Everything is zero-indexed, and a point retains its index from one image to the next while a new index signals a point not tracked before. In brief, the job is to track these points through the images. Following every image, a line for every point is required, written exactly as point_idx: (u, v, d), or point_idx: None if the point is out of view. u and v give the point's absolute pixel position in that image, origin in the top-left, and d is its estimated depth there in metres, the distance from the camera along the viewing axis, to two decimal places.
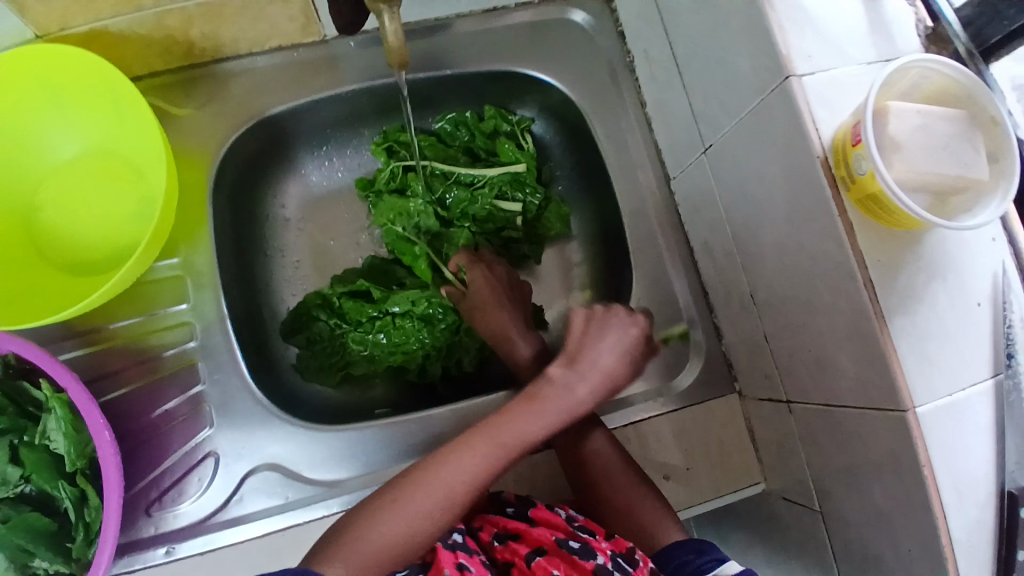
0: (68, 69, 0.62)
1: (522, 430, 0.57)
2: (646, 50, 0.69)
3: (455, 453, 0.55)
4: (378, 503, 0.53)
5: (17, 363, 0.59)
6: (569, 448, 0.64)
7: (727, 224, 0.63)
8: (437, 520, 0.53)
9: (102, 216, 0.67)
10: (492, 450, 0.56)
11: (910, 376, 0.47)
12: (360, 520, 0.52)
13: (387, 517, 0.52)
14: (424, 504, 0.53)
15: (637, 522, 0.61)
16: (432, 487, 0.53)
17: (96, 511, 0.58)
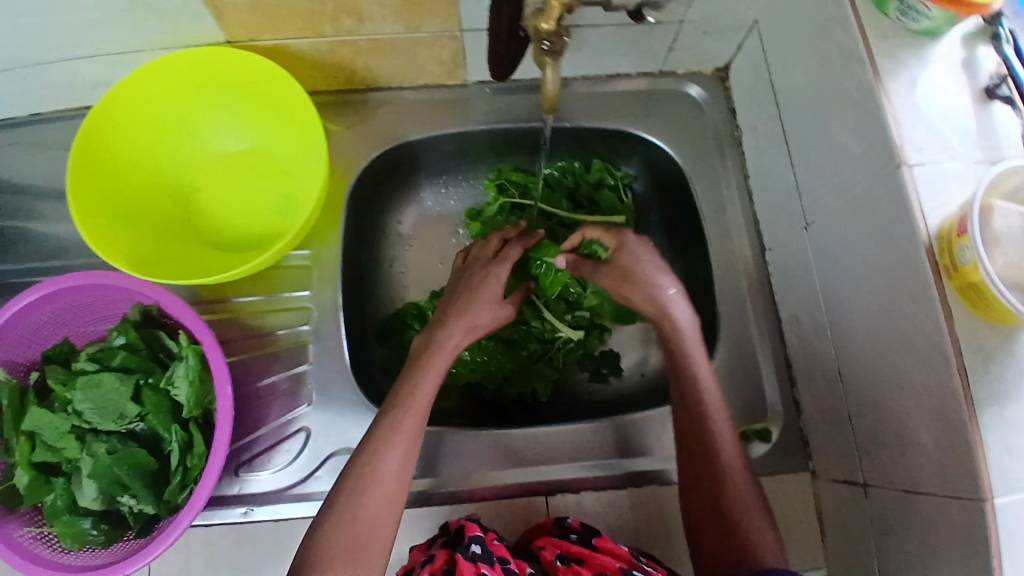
0: (241, 73, 0.71)
1: (428, 392, 0.62)
2: (756, 127, 0.74)
3: (388, 427, 0.59)
4: (337, 491, 0.57)
5: (157, 314, 0.67)
6: (695, 425, 0.62)
7: (820, 298, 0.65)
8: (401, 485, 0.58)
9: (245, 205, 0.74)
10: (415, 415, 0.60)
11: (993, 466, 0.48)
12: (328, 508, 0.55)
13: (354, 499, 0.55)
14: (382, 480, 0.57)
15: (741, 528, 0.58)
16: (381, 466, 0.57)
17: (199, 458, 0.63)
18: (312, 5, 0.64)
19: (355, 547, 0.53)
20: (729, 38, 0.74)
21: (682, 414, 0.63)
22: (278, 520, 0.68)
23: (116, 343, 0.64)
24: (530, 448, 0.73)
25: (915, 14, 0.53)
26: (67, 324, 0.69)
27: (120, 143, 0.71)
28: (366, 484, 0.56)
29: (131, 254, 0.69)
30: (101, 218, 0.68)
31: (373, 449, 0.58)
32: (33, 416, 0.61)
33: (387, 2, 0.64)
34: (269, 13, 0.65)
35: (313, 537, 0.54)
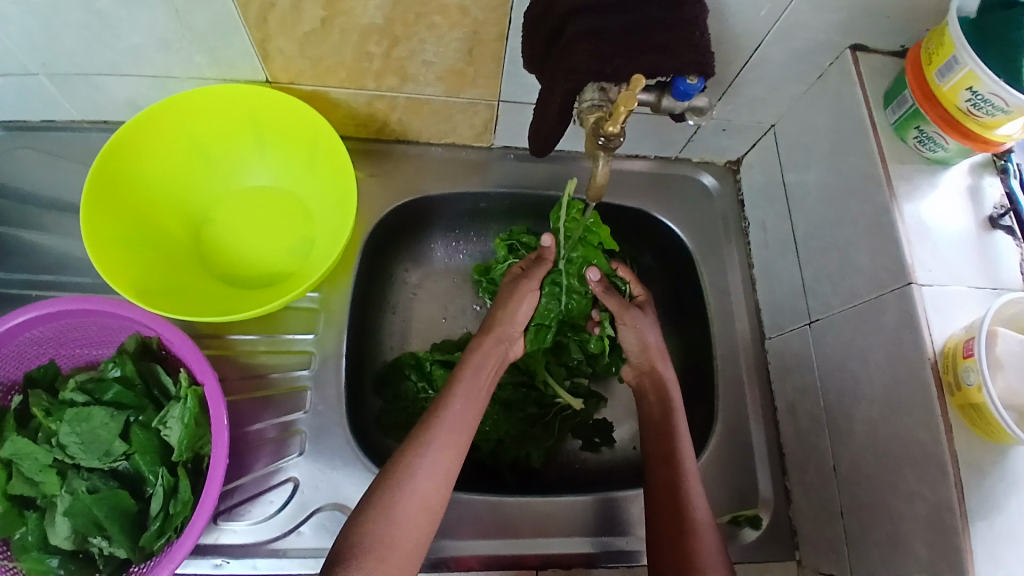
0: (276, 115, 0.71)
1: (465, 396, 0.65)
2: (764, 221, 0.77)
3: (428, 429, 0.62)
4: (375, 488, 0.60)
5: (156, 347, 0.62)
6: (669, 464, 0.64)
7: (820, 394, 0.67)
8: (442, 486, 0.61)
9: (261, 242, 0.73)
10: (453, 417, 0.64)
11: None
12: (363, 504, 0.59)
13: (392, 498, 0.58)
14: (419, 481, 0.60)
15: (697, 567, 0.58)
16: (418, 468, 0.60)
17: (183, 506, 0.57)
18: (361, 62, 0.66)
19: (387, 546, 0.57)
20: (745, 137, 0.78)
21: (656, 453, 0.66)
22: None
23: (110, 375, 0.60)
24: (524, 518, 0.72)
25: (932, 145, 0.59)
26: (59, 346, 0.65)
27: (144, 168, 0.69)
28: (404, 484, 0.59)
29: (139, 283, 0.66)
30: (113, 244, 0.66)
31: (413, 449, 0.61)
32: (15, 445, 0.57)
33: (436, 68, 0.67)
34: (318, 64, 0.66)
35: (350, 531, 0.57)
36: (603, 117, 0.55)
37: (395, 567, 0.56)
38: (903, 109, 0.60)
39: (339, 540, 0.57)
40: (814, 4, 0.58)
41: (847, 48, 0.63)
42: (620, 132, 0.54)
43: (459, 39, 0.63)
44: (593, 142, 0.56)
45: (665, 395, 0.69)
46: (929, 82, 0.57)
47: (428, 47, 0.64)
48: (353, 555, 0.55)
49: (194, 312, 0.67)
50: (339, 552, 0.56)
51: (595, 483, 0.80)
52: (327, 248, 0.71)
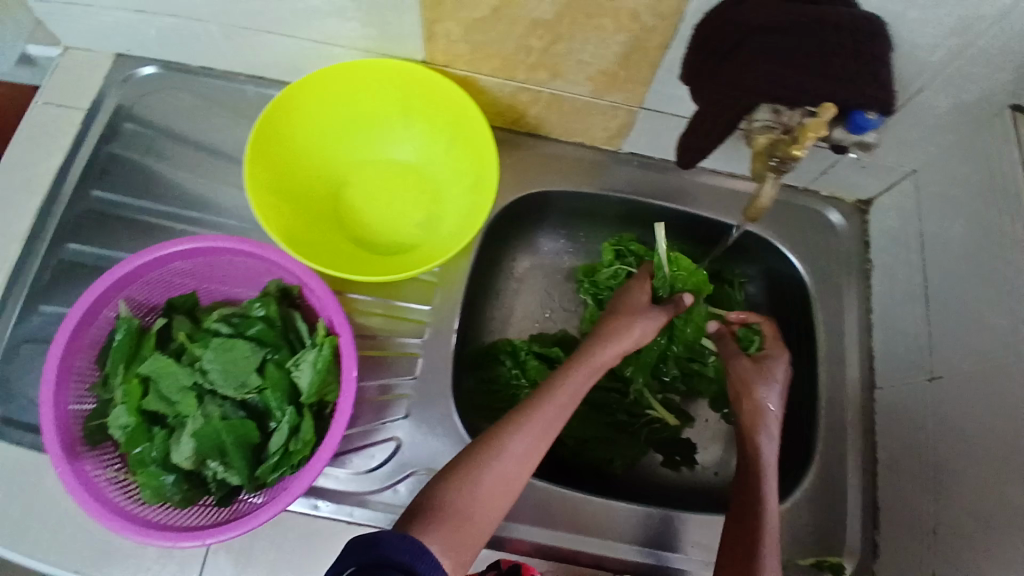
0: (429, 94, 0.73)
1: (574, 391, 0.66)
2: (892, 267, 0.75)
3: (527, 413, 0.62)
4: (462, 459, 0.60)
5: (295, 295, 0.66)
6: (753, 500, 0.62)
7: (931, 454, 0.66)
8: (525, 471, 0.60)
9: (392, 212, 0.76)
10: (555, 407, 0.64)
11: None
12: (448, 470, 0.59)
13: (477, 471, 0.58)
14: (506, 461, 0.59)
15: None
16: (508, 449, 0.60)
17: (303, 445, 0.61)
18: (518, 53, 0.68)
19: (465, 517, 0.56)
20: (882, 179, 0.76)
21: (743, 477, 0.65)
22: (350, 522, 0.67)
23: (254, 313, 0.63)
24: (605, 518, 0.72)
25: None
26: (199, 280, 0.69)
27: (301, 124, 0.73)
28: (491, 460, 0.59)
29: (286, 230, 0.70)
30: (267, 192, 0.70)
31: (506, 429, 0.61)
32: (157, 362, 0.61)
33: (589, 68, 0.67)
34: (476, 50, 0.68)
35: (430, 493, 0.57)
36: (775, 139, 0.57)
37: (467, 541, 0.55)
38: None
39: (418, 499, 0.57)
40: (999, 53, 0.56)
41: (1007, 108, 0.61)
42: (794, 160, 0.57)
43: (620, 43, 0.63)
44: (764, 161, 0.59)
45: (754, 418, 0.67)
46: None
47: (586, 47, 0.65)
48: (433, 516, 0.55)
49: (329, 266, 0.71)
50: (418, 509, 0.56)
51: (674, 499, 0.79)
52: (455, 229, 0.74)
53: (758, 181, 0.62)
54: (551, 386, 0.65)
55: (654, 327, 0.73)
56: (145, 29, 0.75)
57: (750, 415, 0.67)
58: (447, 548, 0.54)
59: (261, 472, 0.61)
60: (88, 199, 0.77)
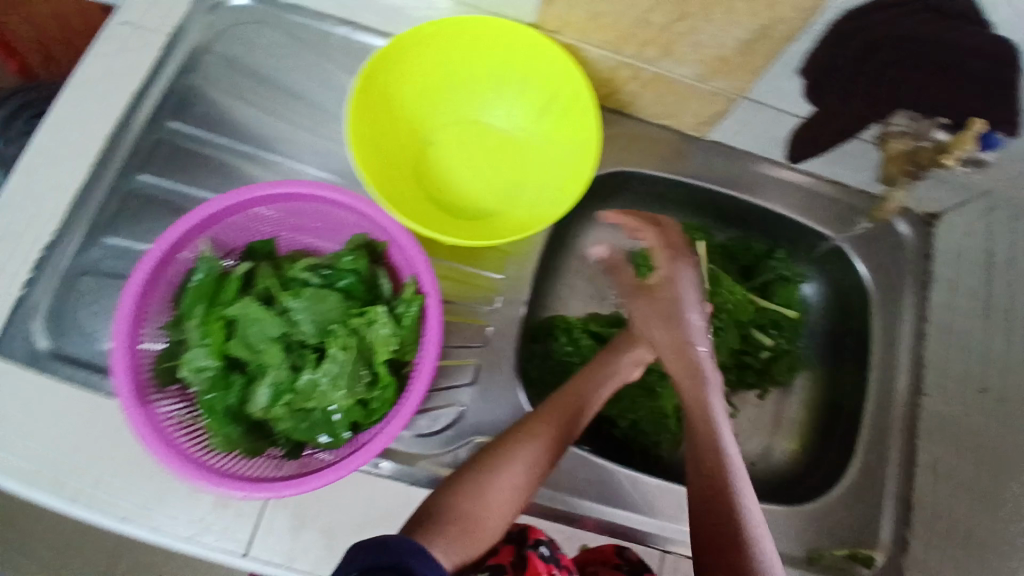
0: (533, 59, 0.70)
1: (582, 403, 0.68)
2: (955, 280, 0.76)
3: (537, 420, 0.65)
4: (469, 466, 0.62)
5: (380, 251, 0.64)
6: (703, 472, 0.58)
7: (978, 462, 0.69)
8: (532, 475, 0.62)
9: (476, 179, 0.74)
10: (560, 418, 0.66)
11: None
12: (456, 477, 0.61)
13: (484, 478, 0.60)
14: (514, 464, 0.61)
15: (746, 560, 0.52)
16: (514, 455, 0.62)
17: (382, 404, 0.61)
18: (635, 27, 0.66)
19: (472, 519, 0.57)
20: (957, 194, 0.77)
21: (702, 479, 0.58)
22: (410, 484, 0.66)
23: (343, 263, 0.61)
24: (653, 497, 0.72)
25: None
26: (278, 227, 0.67)
27: (400, 75, 0.70)
28: (499, 467, 0.61)
29: (379, 183, 0.68)
30: (363, 137, 0.67)
31: (514, 437, 0.63)
32: (245, 307, 0.59)
33: (704, 51, 0.67)
34: (593, 19, 0.66)
35: (441, 494, 0.59)
36: (912, 147, 0.65)
37: (472, 541, 0.56)
38: None
39: (426, 502, 0.59)
40: None
41: None
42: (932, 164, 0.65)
43: (744, 31, 0.63)
44: (901, 162, 0.67)
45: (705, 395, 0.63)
46: None
47: (708, 29, 0.64)
48: (432, 516, 0.57)
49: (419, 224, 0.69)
50: (425, 510, 0.58)
51: None
52: (548, 204, 0.72)
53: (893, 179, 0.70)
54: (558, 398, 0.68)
55: (699, 325, 0.68)
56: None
57: (687, 364, 0.65)
58: (449, 548, 0.54)
59: (336, 426, 0.61)
60: (164, 130, 0.74)
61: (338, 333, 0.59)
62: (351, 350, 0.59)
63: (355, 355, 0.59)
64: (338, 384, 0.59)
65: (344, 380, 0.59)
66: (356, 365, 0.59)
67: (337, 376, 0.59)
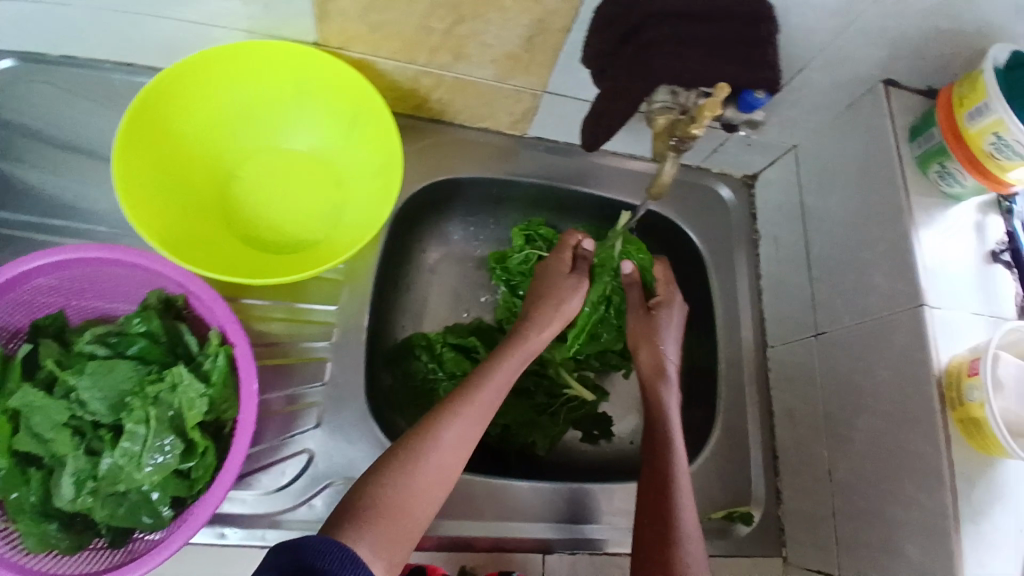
0: (322, 77, 0.68)
1: (506, 375, 0.64)
2: (777, 237, 0.82)
3: (461, 401, 0.60)
4: (394, 452, 0.55)
5: (180, 305, 0.61)
6: (660, 475, 0.63)
7: (821, 403, 0.72)
8: (462, 456, 0.58)
9: (290, 208, 0.71)
10: (488, 394, 0.61)
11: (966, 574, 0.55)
12: (383, 466, 0.55)
13: (414, 466, 0.54)
14: (445, 449, 0.56)
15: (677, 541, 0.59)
16: (445, 437, 0.57)
17: (205, 470, 0.58)
18: (419, 35, 0.64)
19: (402, 513, 0.52)
20: (766, 154, 0.81)
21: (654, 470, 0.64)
22: (265, 545, 0.65)
23: (133, 329, 0.58)
24: (530, 503, 0.73)
25: (951, 180, 0.63)
26: (68, 296, 0.62)
27: (181, 114, 0.66)
28: (428, 453, 0.55)
29: (171, 235, 0.65)
30: (146, 190, 0.64)
31: (444, 417, 0.58)
32: (26, 397, 0.55)
33: (492, 50, 0.66)
34: (375, 31, 0.64)
35: (367, 487, 0.53)
36: (676, 121, 0.57)
37: (404, 536, 0.52)
38: (928, 144, 0.63)
39: (349, 497, 0.53)
40: (879, 31, 0.59)
41: (880, 82, 0.66)
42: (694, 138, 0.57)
43: (524, 26, 0.62)
44: (664, 142, 0.60)
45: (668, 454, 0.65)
46: (958, 122, 0.61)
47: (490, 29, 0.63)
48: (354, 512, 0.51)
49: (223, 272, 0.66)
50: (353, 505, 0.52)
51: (593, 473, 0.83)
52: (365, 222, 0.70)
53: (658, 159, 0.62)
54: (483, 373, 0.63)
55: (580, 299, 0.75)
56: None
57: (655, 365, 0.72)
58: (379, 547, 0.50)
59: (155, 503, 0.57)
60: None
61: (135, 405, 0.56)
62: (157, 419, 0.56)
63: (160, 424, 0.56)
64: (144, 459, 0.55)
65: (151, 453, 0.55)
66: (164, 435, 0.56)
67: (141, 451, 0.55)
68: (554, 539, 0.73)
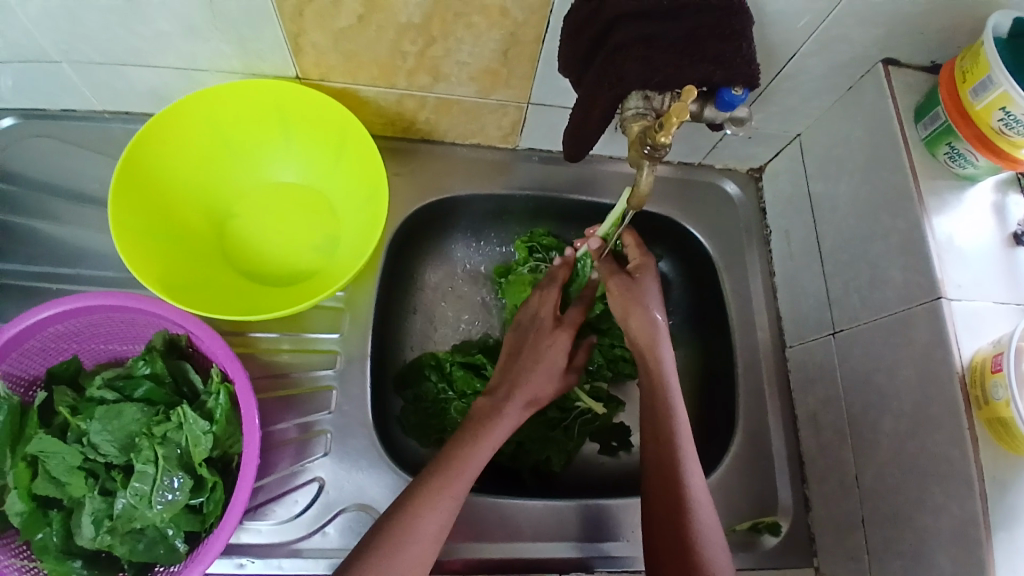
0: (303, 111, 0.70)
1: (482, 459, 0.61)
2: (788, 230, 0.78)
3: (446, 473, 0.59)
4: (379, 527, 0.55)
5: (183, 344, 0.64)
6: (664, 465, 0.60)
7: (843, 404, 0.68)
8: (445, 524, 0.56)
9: (282, 239, 0.73)
10: (466, 480, 0.59)
11: None
12: (364, 548, 0.53)
13: (399, 539, 0.54)
14: (427, 520, 0.55)
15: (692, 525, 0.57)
16: (426, 512, 0.56)
17: (216, 505, 0.59)
18: (394, 59, 0.64)
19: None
20: (770, 146, 0.78)
21: (660, 460, 0.61)
22: (280, 575, 0.65)
23: (139, 372, 0.61)
24: (547, 520, 0.71)
25: (963, 161, 0.59)
26: (79, 343, 0.65)
27: (174, 159, 0.70)
28: (407, 540, 0.54)
29: (163, 275, 0.67)
30: (139, 234, 0.67)
31: (426, 493, 0.57)
32: (41, 443, 0.58)
33: (470, 68, 0.66)
34: (351, 60, 0.65)
35: (349, 570, 0.52)
36: (648, 125, 0.56)
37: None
38: (935, 124, 0.60)
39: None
40: (862, 9, 0.57)
41: (880, 62, 0.64)
42: (667, 142, 0.53)
43: (496, 40, 0.61)
44: (638, 150, 0.56)
45: (675, 460, 0.60)
46: (963, 100, 0.58)
47: (464, 47, 0.63)
48: None
49: (216, 308, 0.68)
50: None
51: (612, 487, 0.80)
52: (353, 250, 0.72)
53: (635, 169, 0.58)
54: (464, 452, 0.61)
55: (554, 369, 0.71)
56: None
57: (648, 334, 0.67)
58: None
59: (168, 541, 0.58)
60: None
61: (143, 445, 0.58)
62: (165, 457, 0.58)
63: (169, 462, 0.58)
64: (154, 496, 0.57)
65: (161, 490, 0.57)
66: (173, 472, 0.58)
67: (151, 490, 0.57)
68: (573, 554, 0.70)
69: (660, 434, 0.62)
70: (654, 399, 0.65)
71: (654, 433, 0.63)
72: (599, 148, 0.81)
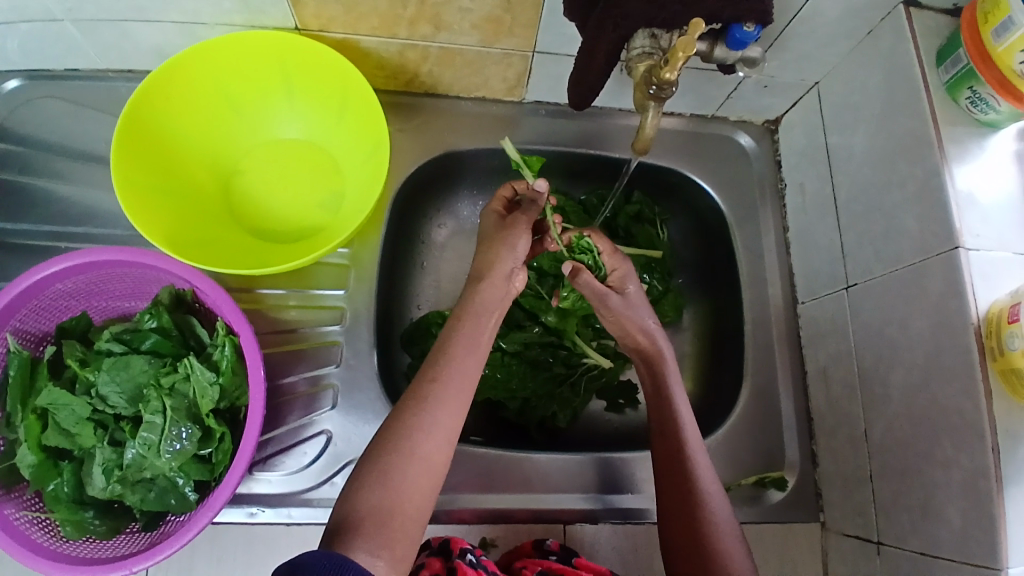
0: (303, 62, 0.69)
1: (468, 357, 0.58)
2: (803, 183, 0.76)
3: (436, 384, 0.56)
4: (376, 447, 0.53)
5: (190, 299, 0.65)
6: (671, 457, 0.61)
7: (855, 360, 0.67)
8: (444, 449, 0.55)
9: (287, 196, 0.73)
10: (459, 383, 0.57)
11: (1012, 537, 0.50)
12: (363, 469, 0.52)
13: (395, 462, 0.52)
14: (428, 440, 0.54)
15: (700, 500, 0.59)
16: (422, 428, 0.54)
17: (225, 455, 0.61)
18: (394, 8, 0.62)
19: (389, 513, 0.50)
20: (786, 96, 0.76)
21: (665, 452, 0.62)
22: (290, 524, 0.67)
23: (146, 326, 0.62)
24: (555, 471, 0.72)
25: (984, 107, 0.57)
26: (86, 298, 0.66)
27: (177, 115, 0.70)
28: (410, 448, 0.53)
29: (171, 233, 0.68)
30: (143, 190, 0.67)
31: (414, 409, 0.55)
32: (50, 396, 0.59)
33: (471, 15, 0.63)
34: (349, 10, 0.63)
35: (352, 501, 0.50)
36: (654, 64, 0.54)
37: (401, 537, 0.50)
38: (957, 68, 0.57)
39: (339, 508, 0.50)
40: None
41: (900, 4, 0.60)
42: (672, 80, 0.52)
43: None
44: (643, 90, 0.55)
45: (682, 453, 0.61)
46: (984, 40, 0.55)
47: None
48: (346, 526, 0.49)
49: (221, 264, 0.69)
50: (342, 520, 0.50)
51: (617, 442, 0.81)
52: (358, 204, 0.71)
53: (640, 112, 0.57)
54: (453, 354, 0.58)
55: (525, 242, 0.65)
56: (4, 41, 0.68)
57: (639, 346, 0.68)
58: (376, 551, 0.48)
59: (178, 489, 0.60)
60: None
61: (151, 396, 0.59)
62: (173, 408, 0.59)
63: (178, 413, 0.59)
64: (163, 446, 0.58)
65: (169, 439, 0.58)
66: (181, 423, 0.59)
67: (159, 439, 0.58)
68: (579, 505, 0.71)
69: (666, 430, 0.63)
70: (653, 397, 0.66)
71: (662, 427, 0.63)
72: (605, 99, 0.78)
